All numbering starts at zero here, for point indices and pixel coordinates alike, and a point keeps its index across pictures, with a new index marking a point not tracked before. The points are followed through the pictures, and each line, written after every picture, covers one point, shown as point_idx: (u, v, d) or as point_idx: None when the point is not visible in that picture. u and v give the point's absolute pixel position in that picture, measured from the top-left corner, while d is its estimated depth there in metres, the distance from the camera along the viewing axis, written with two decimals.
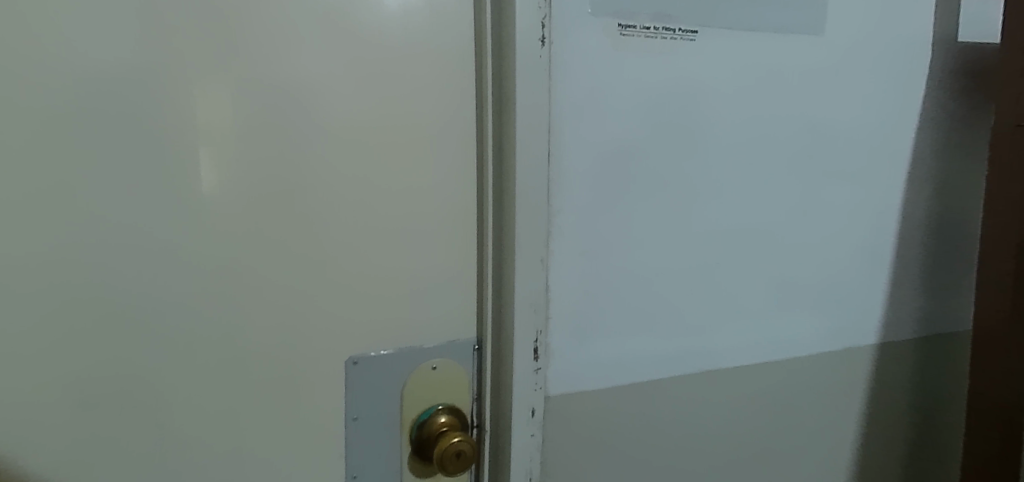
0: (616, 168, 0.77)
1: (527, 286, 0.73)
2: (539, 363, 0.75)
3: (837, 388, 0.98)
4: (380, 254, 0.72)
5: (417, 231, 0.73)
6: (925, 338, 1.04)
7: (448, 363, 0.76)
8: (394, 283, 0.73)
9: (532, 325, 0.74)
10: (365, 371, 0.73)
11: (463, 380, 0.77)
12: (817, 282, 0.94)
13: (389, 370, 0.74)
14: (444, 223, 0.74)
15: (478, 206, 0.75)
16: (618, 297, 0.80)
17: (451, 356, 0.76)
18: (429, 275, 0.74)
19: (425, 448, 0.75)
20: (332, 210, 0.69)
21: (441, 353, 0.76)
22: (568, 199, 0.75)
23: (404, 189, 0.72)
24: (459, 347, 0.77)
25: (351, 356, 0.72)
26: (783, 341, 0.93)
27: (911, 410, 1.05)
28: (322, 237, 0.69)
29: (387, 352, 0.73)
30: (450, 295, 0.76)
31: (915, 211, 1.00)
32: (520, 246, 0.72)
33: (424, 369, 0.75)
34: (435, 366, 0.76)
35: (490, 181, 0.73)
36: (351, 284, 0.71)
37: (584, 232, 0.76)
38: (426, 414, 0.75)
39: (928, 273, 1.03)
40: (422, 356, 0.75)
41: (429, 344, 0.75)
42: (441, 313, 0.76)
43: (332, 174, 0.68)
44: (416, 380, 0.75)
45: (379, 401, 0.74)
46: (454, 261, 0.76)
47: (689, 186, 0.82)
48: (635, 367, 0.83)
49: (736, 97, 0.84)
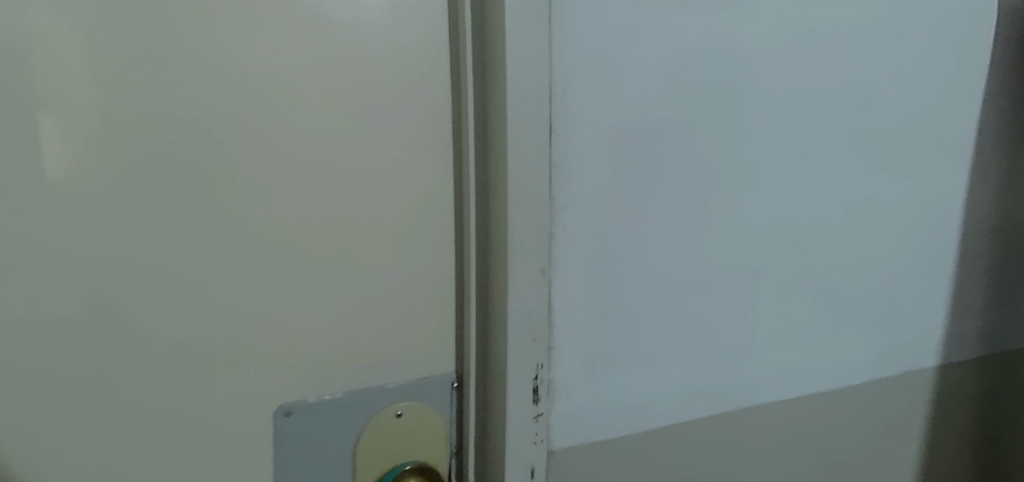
0: (635, 151, 0.59)
1: (524, 306, 0.54)
2: (540, 407, 0.56)
3: (895, 420, 0.81)
4: (325, 265, 0.52)
5: (375, 233, 0.54)
6: (990, 356, 0.87)
7: (417, 408, 0.57)
8: (345, 305, 0.54)
9: (532, 357, 0.55)
10: (301, 425, 0.53)
11: (439, 428, 0.58)
12: (874, 294, 0.77)
13: (337, 420, 0.54)
14: (412, 223, 0.55)
15: (458, 199, 0.56)
16: (639, 318, 0.62)
17: (422, 397, 0.58)
18: (393, 294, 0.55)
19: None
20: (252, 205, 0.49)
21: (408, 395, 0.57)
22: (575, 189, 0.56)
23: (356, 176, 0.52)
24: (431, 385, 0.58)
25: (282, 405, 0.53)
26: (832, 367, 0.76)
27: (973, 440, 0.88)
28: (239, 244, 0.49)
29: (334, 397, 0.54)
30: (420, 318, 0.57)
31: (980, 205, 0.83)
32: (515, 251, 0.53)
33: (385, 416, 0.56)
34: (401, 412, 0.56)
35: (472, 164, 0.54)
36: (280, 306, 0.52)
37: (596, 234, 0.58)
38: (389, 477, 0.56)
39: (994, 280, 0.86)
40: (383, 400, 0.56)
41: (392, 384, 0.56)
42: (410, 342, 0.57)
43: (249, 154, 0.49)
44: (375, 432, 0.56)
45: (324, 463, 0.55)
46: (426, 274, 0.57)
47: (725, 174, 0.64)
48: (660, 405, 0.65)
49: (783, 65, 0.66)
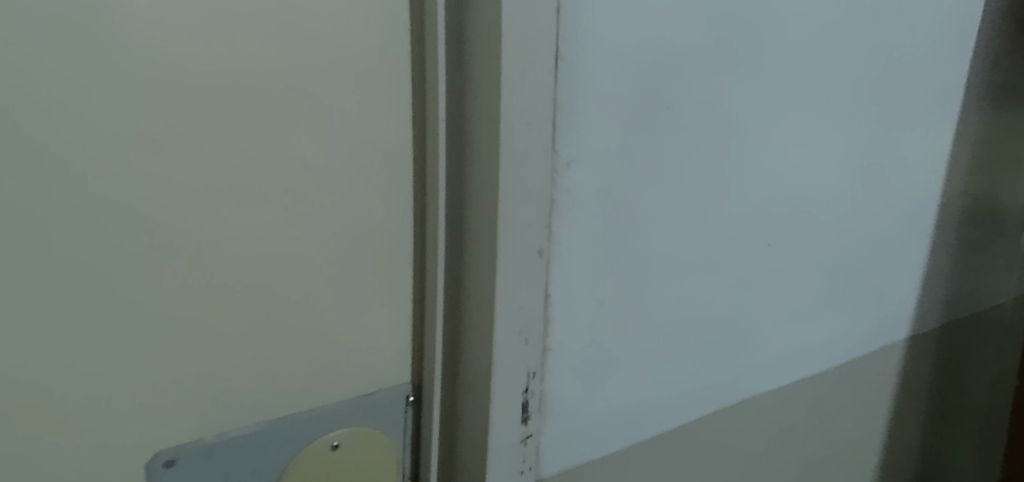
0: (658, 89, 0.43)
1: (514, 297, 0.39)
2: (530, 427, 0.42)
3: (871, 398, 0.76)
4: (215, 246, 0.34)
5: (299, 199, 0.35)
6: (950, 323, 0.84)
7: (363, 434, 0.41)
8: (248, 305, 0.36)
9: (523, 363, 0.41)
10: (190, 475, 0.36)
11: (391, 457, 0.43)
12: (873, 268, 0.68)
13: (246, 462, 0.38)
14: (354, 182, 0.37)
15: (418, 148, 0.39)
16: (649, 310, 0.48)
17: (368, 422, 0.41)
18: (326, 285, 0.38)
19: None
20: (87, 150, 0.29)
21: (348, 419, 0.41)
22: (583, 137, 0.41)
23: (264, 107, 0.33)
24: (381, 403, 0.42)
25: (158, 454, 0.35)
26: (834, 350, 0.66)
27: (926, 408, 0.87)
28: (63, 217, 0.29)
29: (238, 433, 0.37)
30: (364, 317, 0.40)
31: (956, 168, 0.78)
32: (507, 225, 0.38)
33: (317, 450, 0.40)
34: (338, 442, 0.40)
35: (443, 97, 0.38)
36: (146, 308, 0.32)
37: (605, 198, 0.43)
38: None
39: (962, 248, 0.82)
40: (313, 429, 0.39)
41: (325, 407, 0.40)
42: (349, 352, 0.40)
43: (90, 47, 0.28)
44: (302, 472, 0.40)
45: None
46: (373, 255, 0.39)
47: (754, 129, 0.50)
48: (661, 415, 0.52)
49: None
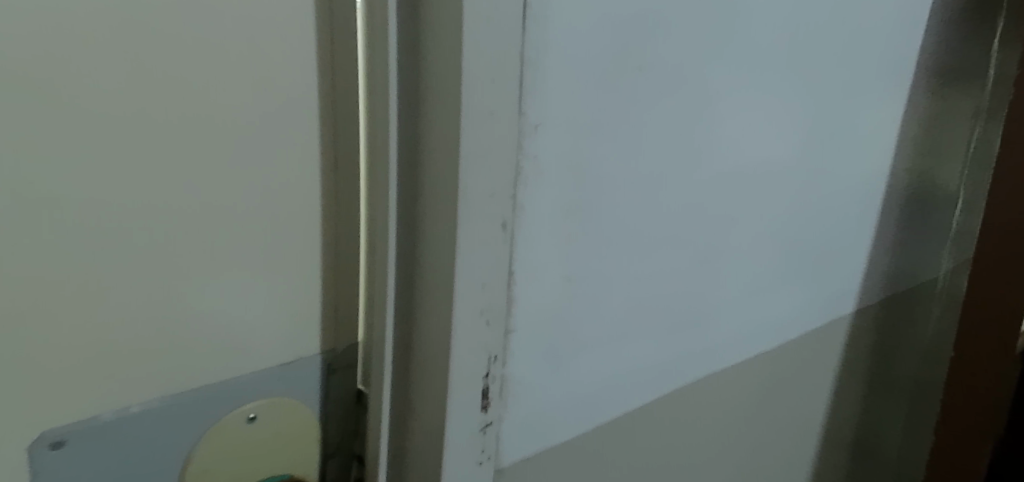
0: (632, 48, 0.40)
1: (476, 274, 0.35)
2: (490, 414, 0.39)
3: (820, 370, 0.77)
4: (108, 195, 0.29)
5: (203, 145, 0.31)
6: (891, 296, 0.87)
7: (281, 404, 0.38)
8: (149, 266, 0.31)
9: (483, 346, 0.37)
10: (82, 456, 0.32)
11: (311, 426, 0.40)
12: (827, 242, 0.68)
13: (149, 438, 0.34)
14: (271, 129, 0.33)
15: (334, 93, 0.35)
16: (616, 287, 0.45)
17: (288, 391, 0.38)
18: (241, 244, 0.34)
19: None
20: None
21: (267, 391, 0.37)
22: (553, 98, 0.37)
23: (160, 40, 0.28)
24: (304, 371, 0.39)
25: (43, 436, 0.30)
26: (789, 324, 0.66)
27: (865, 377, 0.89)
28: None
29: (141, 410, 0.33)
30: (286, 281, 0.37)
31: (904, 143, 0.79)
32: (468, 193, 0.34)
33: (231, 423, 0.36)
34: (255, 414, 0.37)
35: (396, 48, 0.33)
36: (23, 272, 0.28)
37: (575, 167, 0.39)
38: None
39: (906, 223, 0.84)
40: (228, 401, 0.36)
41: (242, 379, 0.36)
42: (267, 317, 0.36)
43: None
44: (216, 448, 0.36)
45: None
46: (295, 210, 0.36)
47: (723, 96, 0.48)
48: (625, 396, 0.49)
49: None
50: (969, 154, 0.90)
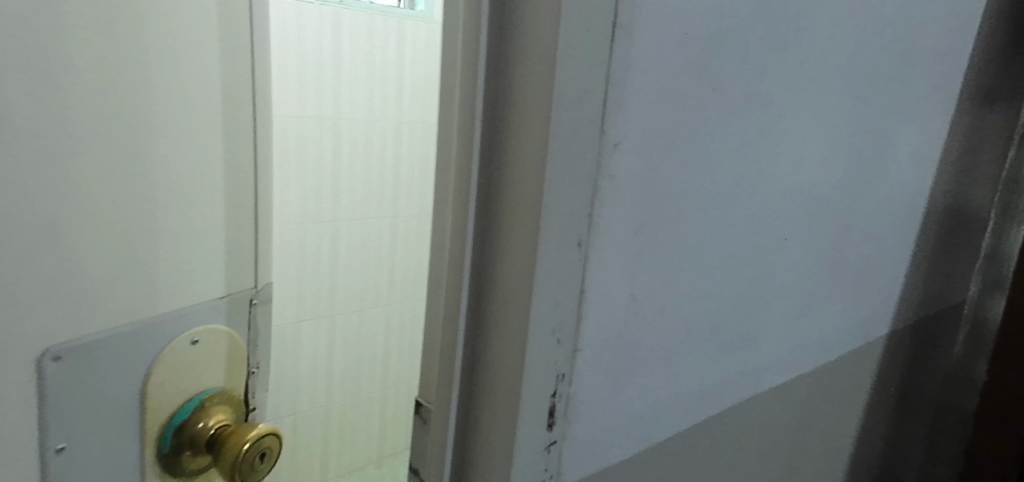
0: (708, 69, 0.40)
1: (553, 290, 0.35)
2: (555, 432, 0.38)
3: (855, 390, 0.76)
4: (108, 189, 0.47)
5: (189, 156, 0.53)
6: (923, 317, 0.86)
7: (214, 333, 0.58)
8: (126, 233, 0.49)
9: (553, 363, 0.37)
10: (75, 369, 0.47)
11: (231, 347, 0.61)
12: (867, 262, 0.68)
13: (135, 353, 0.51)
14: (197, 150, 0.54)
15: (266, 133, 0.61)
16: (676, 307, 0.45)
17: (220, 319, 0.59)
18: (182, 222, 0.54)
19: (185, 452, 0.58)
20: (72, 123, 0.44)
21: (209, 316, 0.58)
22: (634, 117, 0.36)
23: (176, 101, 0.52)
24: (227, 306, 0.60)
25: (47, 351, 0.44)
26: (829, 344, 0.66)
27: (894, 397, 0.89)
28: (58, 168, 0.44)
29: (147, 321, 0.52)
30: (218, 243, 0.57)
31: (942, 167, 0.78)
32: (549, 211, 0.34)
33: (182, 347, 0.55)
34: (198, 340, 0.57)
35: (484, 65, 0.34)
36: (100, 233, 0.47)
37: (648, 185, 0.39)
38: (186, 412, 0.57)
39: (940, 245, 0.83)
40: (189, 320, 0.56)
41: (201, 305, 0.57)
42: (201, 268, 0.56)
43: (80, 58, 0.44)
44: (171, 365, 0.55)
45: (108, 402, 0.51)
46: (221, 200, 0.57)
47: (785, 117, 0.48)
48: (677, 418, 0.49)
49: None
50: (1002, 176, 0.87)
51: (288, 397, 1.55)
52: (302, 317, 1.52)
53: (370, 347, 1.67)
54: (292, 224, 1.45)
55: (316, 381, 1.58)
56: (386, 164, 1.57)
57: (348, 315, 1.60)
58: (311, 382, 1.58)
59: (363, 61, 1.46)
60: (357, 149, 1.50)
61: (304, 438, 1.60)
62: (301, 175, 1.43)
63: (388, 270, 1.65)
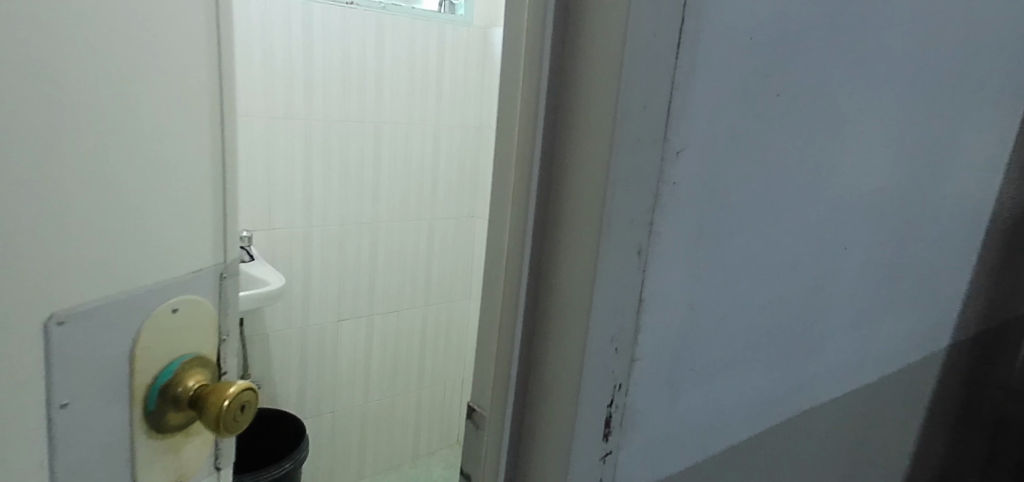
0: (771, 74, 0.39)
1: (612, 299, 0.35)
2: (611, 442, 0.38)
3: (913, 404, 0.73)
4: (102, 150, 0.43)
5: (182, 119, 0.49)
6: (986, 330, 0.82)
7: (192, 302, 0.53)
8: (118, 200, 0.45)
9: (610, 373, 0.36)
10: (80, 335, 0.44)
11: (207, 315, 0.56)
12: (928, 272, 0.65)
13: (117, 324, 0.47)
14: (182, 108, 0.49)
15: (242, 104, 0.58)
16: (733, 318, 0.44)
17: (196, 290, 0.54)
18: (174, 189, 0.50)
19: (166, 421, 0.53)
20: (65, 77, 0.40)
21: (188, 289, 0.53)
22: (696, 124, 0.36)
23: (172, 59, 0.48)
24: (204, 278, 0.55)
25: (53, 314, 0.42)
26: (888, 356, 0.63)
27: (952, 413, 0.85)
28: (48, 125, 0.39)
29: (132, 293, 0.48)
30: (203, 215, 0.53)
31: (1010, 174, 0.74)
32: (611, 219, 0.33)
33: (161, 316, 0.50)
34: (177, 308, 0.52)
35: (546, 71, 0.33)
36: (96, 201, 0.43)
37: (709, 193, 0.38)
38: (169, 373, 0.52)
39: (1006, 256, 0.79)
40: (166, 289, 0.51)
41: (179, 276, 0.52)
42: (182, 237, 0.51)
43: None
44: (152, 333, 0.50)
45: (97, 375, 0.47)
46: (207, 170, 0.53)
47: (849, 123, 0.46)
48: (732, 432, 0.48)
49: None
50: None
51: (328, 395, 1.58)
52: (342, 317, 1.54)
53: (407, 347, 1.68)
54: (334, 225, 1.47)
55: (354, 379, 1.61)
56: (425, 166, 1.58)
57: (386, 315, 1.62)
58: (349, 380, 1.60)
59: (404, 66, 1.48)
60: (397, 151, 1.52)
61: (343, 436, 1.63)
62: (343, 176, 1.46)
63: (425, 272, 1.66)
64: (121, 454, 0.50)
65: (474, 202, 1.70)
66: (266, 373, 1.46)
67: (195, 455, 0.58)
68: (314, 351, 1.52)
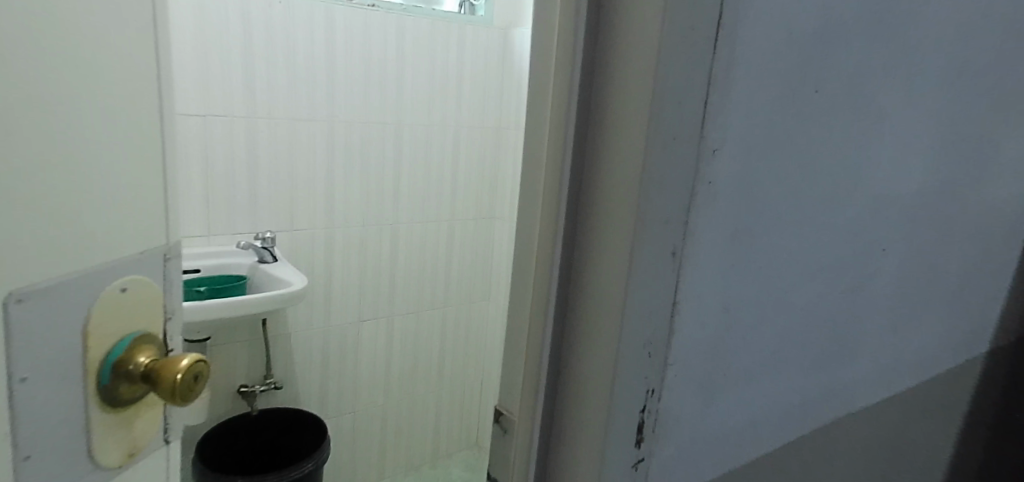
0: (810, 70, 0.37)
1: (645, 301, 0.34)
2: (643, 449, 0.37)
3: (950, 412, 0.71)
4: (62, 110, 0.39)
5: (134, 79, 0.44)
6: None
7: (139, 280, 0.47)
8: (79, 167, 0.40)
9: (643, 378, 0.35)
10: (37, 312, 0.38)
11: (156, 295, 0.49)
12: (968, 276, 0.63)
13: (69, 299, 0.41)
14: (143, 78, 0.45)
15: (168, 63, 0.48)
16: (768, 321, 0.42)
17: (142, 269, 0.47)
18: (125, 154, 0.44)
19: (117, 401, 0.46)
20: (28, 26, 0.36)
21: (134, 269, 0.46)
22: (732, 122, 0.34)
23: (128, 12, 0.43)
24: (149, 259, 0.48)
25: (12, 293, 0.37)
26: (925, 362, 0.61)
27: (992, 421, 0.82)
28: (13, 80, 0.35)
29: (91, 270, 0.42)
30: (156, 187, 0.48)
31: None
32: (644, 219, 0.32)
33: (110, 294, 0.44)
34: (125, 286, 0.46)
35: (579, 68, 0.32)
36: (59, 164, 0.39)
37: (745, 193, 0.37)
38: (119, 350, 0.45)
39: None
40: (113, 267, 0.44)
41: (125, 252, 0.45)
42: (134, 214, 0.46)
43: None
44: (102, 309, 0.44)
45: (48, 356, 0.40)
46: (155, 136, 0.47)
47: (889, 120, 0.45)
48: (766, 439, 0.46)
49: None
50: None
51: (348, 395, 1.58)
52: (363, 317, 1.55)
53: (427, 348, 1.68)
54: (355, 226, 1.48)
55: (374, 379, 1.61)
56: (445, 167, 1.58)
57: (406, 316, 1.62)
58: (370, 380, 1.61)
59: (425, 67, 1.48)
60: (417, 153, 1.53)
61: (363, 436, 1.63)
62: (364, 178, 1.46)
63: (445, 273, 1.66)
64: (74, 441, 0.43)
65: (494, 204, 1.69)
66: (288, 373, 1.47)
67: (146, 439, 0.50)
68: (335, 351, 1.53)
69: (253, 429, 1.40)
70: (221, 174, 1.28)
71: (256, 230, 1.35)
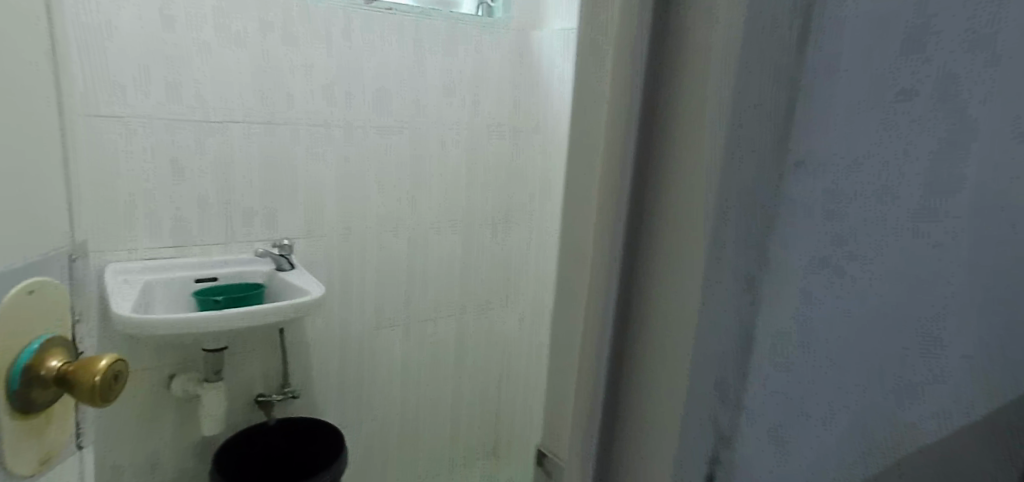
0: (884, 84, 0.35)
1: (713, 336, 0.31)
2: None
3: None
4: None
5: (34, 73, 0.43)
6: None
7: (49, 283, 0.45)
8: None
9: (712, 419, 0.32)
10: None
11: (66, 296, 0.47)
12: None
13: None
14: (43, 73, 0.44)
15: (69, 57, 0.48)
16: (841, 355, 0.39)
17: (48, 271, 0.45)
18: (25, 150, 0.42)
19: (27, 407, 0.43)
20: None
21: (41, 270, 0.44)
22: (803, 143, 0.32)
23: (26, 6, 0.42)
24: (55, 260, 0.46)
25: None
26: None
27: None
28: None
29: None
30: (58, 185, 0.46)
31: None
32: (715, 248, 0.30)
33: (12, 297, 0.41)
34: (30, 289, 0.43)
35: (638, 89, 0.30)
36: None
37: (818, 217, 0.34)
38: (26, 355, 0.43)
39: None
40: (18, 266, 0.42)
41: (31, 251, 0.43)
42: (38, 212, 0.43)
43: None
44: (10, 313, 0.41)
45: None
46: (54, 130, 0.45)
47: (985, 126, 0.40)
48: (837, 479, 0.42)
49: None
50: None
51: (365, 404, 1.55)
52: (379, 326, 1.52)
53: (444, 357, 1.65)
54: (371, 231, 1.45)
55: (391, 388, 1.58)
56: (461, 173, 1.54)
57: (422, 324, 1.59)
58: (386, 389, 1.57)
59: (438, 71, 1.44)
60: (432, 158, 1.49)
61: (380, 447, 1.60)
62: (380, 182, 1.43)
63: (462, 281, 1.62)
64: None
65: (512, 208, 1.65)
66: (306, 381, 1.44)
67: (61, 443, 0.47)
68: (352, 359, 1.50)
69: (271, 438, 1.37)
70: (238, 181, 1.25)
71: (273, 237, 1.32)
